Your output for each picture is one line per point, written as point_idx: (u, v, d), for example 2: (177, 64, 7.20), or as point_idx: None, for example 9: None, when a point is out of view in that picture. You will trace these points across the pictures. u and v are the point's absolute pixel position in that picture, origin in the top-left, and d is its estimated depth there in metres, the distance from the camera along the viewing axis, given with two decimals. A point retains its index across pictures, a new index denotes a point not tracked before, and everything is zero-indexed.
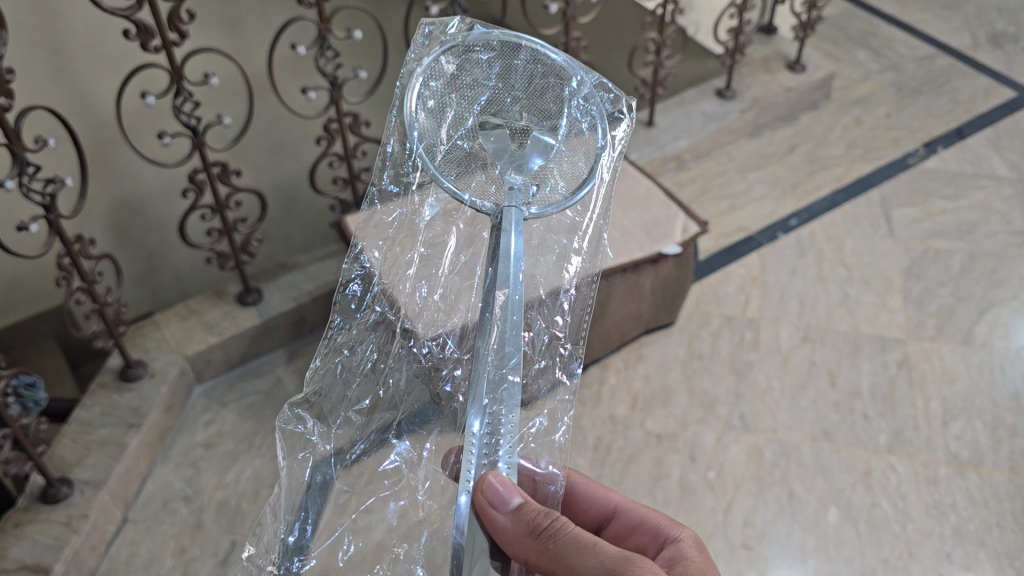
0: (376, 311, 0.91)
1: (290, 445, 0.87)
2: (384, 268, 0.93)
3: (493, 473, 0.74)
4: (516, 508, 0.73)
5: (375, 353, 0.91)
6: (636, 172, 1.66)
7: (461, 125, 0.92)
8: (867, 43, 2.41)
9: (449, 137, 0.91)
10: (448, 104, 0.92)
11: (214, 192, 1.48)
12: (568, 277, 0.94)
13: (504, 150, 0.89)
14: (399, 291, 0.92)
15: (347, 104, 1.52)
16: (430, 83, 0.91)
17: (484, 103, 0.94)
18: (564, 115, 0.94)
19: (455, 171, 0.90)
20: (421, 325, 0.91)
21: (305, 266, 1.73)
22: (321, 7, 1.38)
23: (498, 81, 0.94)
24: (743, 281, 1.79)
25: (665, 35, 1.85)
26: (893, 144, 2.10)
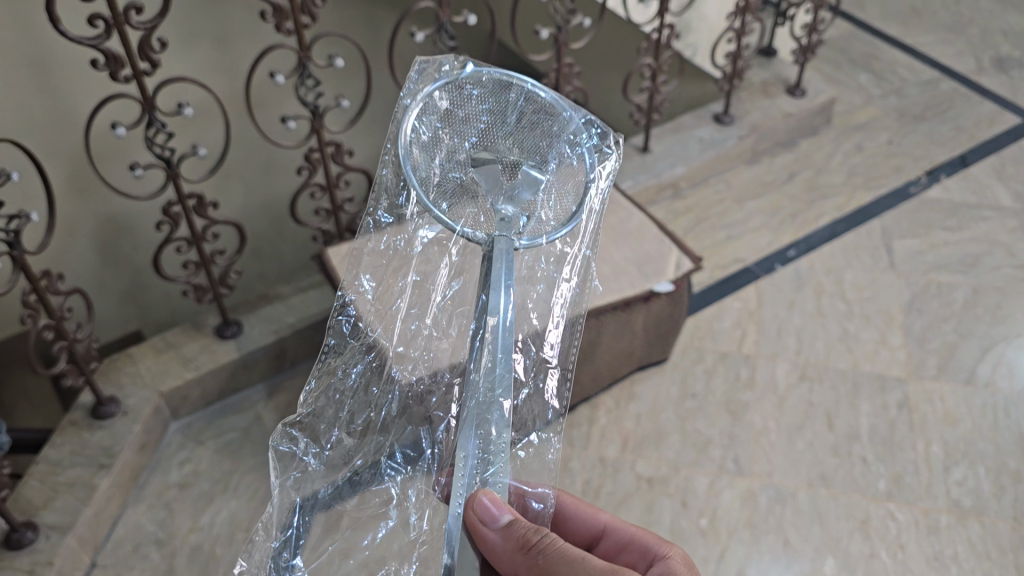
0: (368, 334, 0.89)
1: (284, 464, 0.85)
2: (379, 292, 0.92)
3: (484, 491, 0.75)
4: (505, 525, 0.74)
5: (367, 376, 0.88)
6: (628, 203, 1.60)
7: (453, 157, 0.88)
8: (869, 66, 2.36)
9: (442, 171, 0.87)
10: (440, 138, 0.88)
11: (191, 224, 1.43)
12: (558, 307, 0.92)
13: (495, 181, 0.85)
14: (391, 317, 0.90)
15: (329, 133, 1.47)
16: (423, 119, 0.86)
17: (478, 137, 0.89)
18: (553, 149, 0.90)
19: (448, 202, 0.86)
20: (415, 351, 0.90)
21: (288, 297, 1.68)
22: (301, 34, 1.33)
23: (491, 117, 0.89)
24: (739, 316, 1.74)
25: (661, 60, 1.79)
26: (894, 171, 2.05)
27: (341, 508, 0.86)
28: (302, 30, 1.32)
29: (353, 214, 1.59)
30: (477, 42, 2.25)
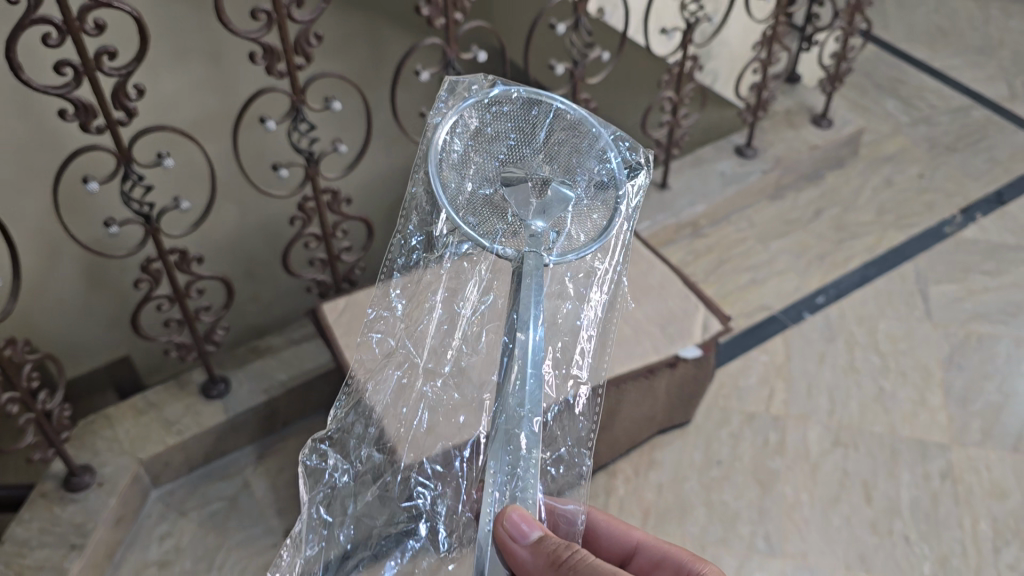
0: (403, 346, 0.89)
1: (314, 480, 0.85)
2: (412, 304, 0.90)
3: (515, 506, 0.71)
4: (534, 545, 0.71)
5: (395, 395, 0.89)
6: (649, 253, 1.48)
7: (483, 176, 0.85)
8: (897, 91, 2.23)
9: (471, 193, 0.83)
10: (470, 156, 0.84)
11: (173, 281, 1.29)
12: (586, 325, 0.91)
13: (525, 199, 0.83)
14: (421, 331, 0.89)
15: (325, 180, 1.34)
16: (453, 137, 0.83)
17: (506, 154, 0.86)
18: (583, 167, 0.87)
19: (478, 219, 0.83)
20: (444, 366, 0.90)
21: (279, 350, 1.55)
22: (295, 76, 1.20)
23: (519, 135, 0.86)
24: (766, 371, 1.61)
25: (682, 93, 1.66)
26: (927, 209, 1.93)
27: (370, 524, 0.86)
28: (296, 71, 1.19)
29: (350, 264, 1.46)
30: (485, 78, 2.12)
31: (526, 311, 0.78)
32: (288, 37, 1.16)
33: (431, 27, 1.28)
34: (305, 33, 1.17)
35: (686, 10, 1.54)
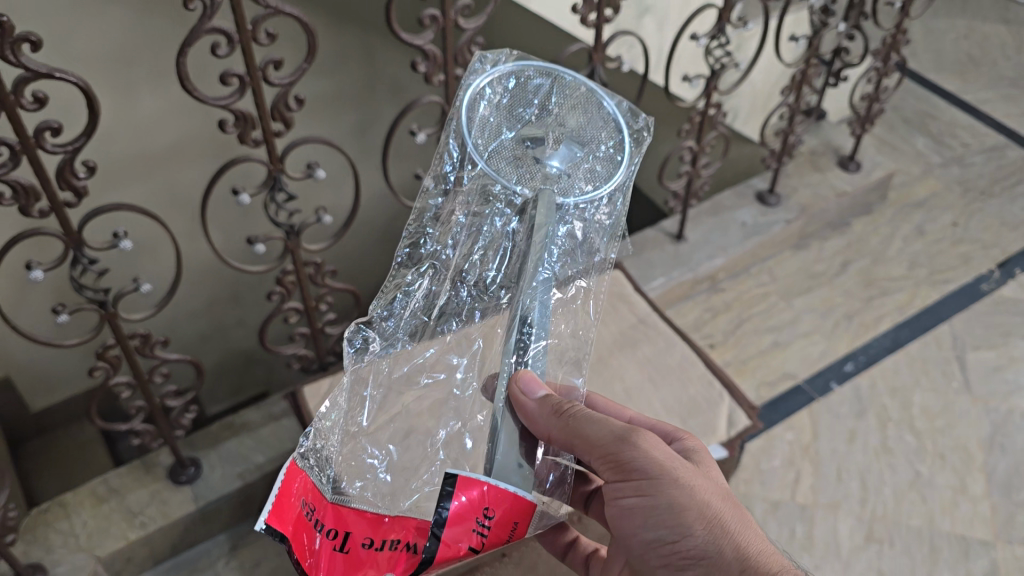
0: (424, 281, 0.90)
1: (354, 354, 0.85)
2: (433, 234, 0.92)
3: (526, 370, 0.78)
4: (542, 398, 0.76)
5: (425, 300, 0.90)
6: (670, 331, 1.34)
7: (505, 131, 0.87)
8: (927, 126, 2.08)
9: (496, 147, 0.86)
10: (494, 118, 0.87)
11: (134, 366, 1.15)
12: (596, 255, 0.92)
13: (540, 151, 0.87)
14: (450, 241, 0.92)
15: (306, 253, 1.19)
16: (480, 103, 0.86)
17: (523, 115, 0.88)
18: (595, 129, 0.88)
19: (506, 166, 0.86)
20: (469, 273, 0.91)
21: (258, 426, 1.41)
22: (271, 144, 1.04)
23: (539, 100, 0.88)
24: (792, 451, 1.48)
25: (704, 142, 1.51)
26: (962, 262, 1.79)
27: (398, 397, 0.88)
28: (273, 138, 1.04)
29: (334, 336, 1.33)
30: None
31: (541, 249, 0.83)
32: (264, 102, 1.01)
33: (429, 84, 1.12)
34: (283, 96, 1.02)
35: (711, 55, 1.39)
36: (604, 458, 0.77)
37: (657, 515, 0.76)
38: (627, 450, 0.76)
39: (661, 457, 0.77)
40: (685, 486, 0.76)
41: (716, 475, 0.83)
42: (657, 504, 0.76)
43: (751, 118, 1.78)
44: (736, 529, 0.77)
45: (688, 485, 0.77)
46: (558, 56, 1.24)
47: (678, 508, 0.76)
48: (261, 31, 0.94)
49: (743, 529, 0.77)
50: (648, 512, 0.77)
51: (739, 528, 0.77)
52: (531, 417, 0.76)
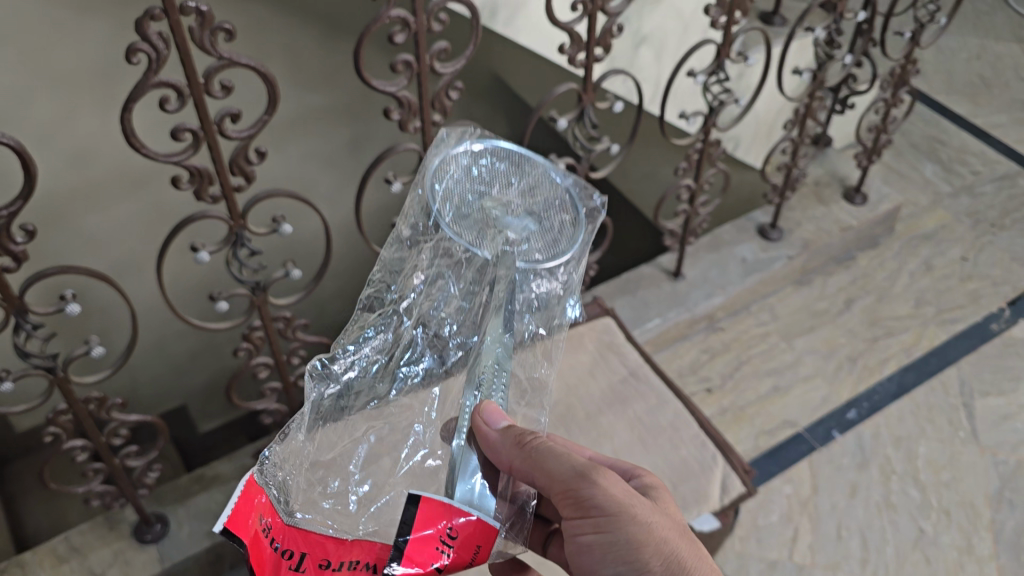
0: (371, 347, 0.71)
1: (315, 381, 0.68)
2: (387, 292, 0.72)
3: (489, 401, 0.69)
4: (505, 430, 0.67)
5: (372, 363, 0.71)
6: (661, 385, 1.26)
7: (467, 197, 0.71)
8: (936, 153, 2.01)
9: (459, 209, 0.70)
10: (462, 180, 0.71)
11: (89, 429, 1.09)
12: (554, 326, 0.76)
13: (507, 220, 0.71)
14: (405, 307, 0.72)
15: (274, 308, 1.12)
16: (445, 168, 0.70)
17: (492, 185, 0.72)
18: (562, 201, 0.73)
19: (467, 231, 0.70)
20: (421, 340, 0.73)
21: (229, 479, 1.34)
22: (231, 200, 0.97)
23: (504, 174, 0.73)
24: (790, 506, 1.40)
25: (702, 181, 1.44)
26: (971, 300, 1.71)
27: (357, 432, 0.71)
28: (233, 194, 0.97)
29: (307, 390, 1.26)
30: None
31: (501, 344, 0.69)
32: (221, 156, 0.93)
33: (404, 131, 1.04)
34: (243, 149, 0.94)
35: (710, 92, 1.32)
36: (562, 495, 0.68)
37: (614, 554, 0.68)
38: (587, 487, 0.68)
39: (622, 496, 0.68)
40: (645, 523, 0.68)
41: (672, 511, 0.75)
42: (615, 543, 0.68)
43: (754, 147, 1.70)
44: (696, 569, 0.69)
45: (647, 522, 0.69)
46: (545, 99, 1.14)
47: (638, 547, 0.68)
48: (214, 84, 0.86)
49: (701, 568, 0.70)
50: (605, 551, 0.69)
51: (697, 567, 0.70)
52: (492, 448, 0.67)
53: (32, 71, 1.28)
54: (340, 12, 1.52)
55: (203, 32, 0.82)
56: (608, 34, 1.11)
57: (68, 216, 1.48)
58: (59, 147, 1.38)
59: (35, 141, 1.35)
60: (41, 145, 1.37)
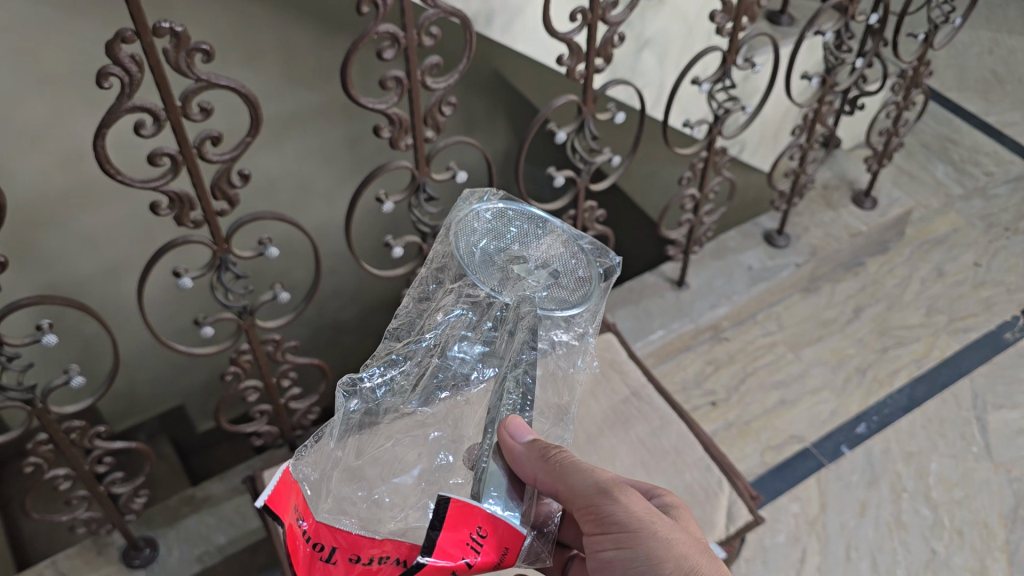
0: (399, 372, 0.72)
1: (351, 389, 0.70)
2: (411, 330, 0.73)
3: (515, 415, 0.68)
4: (529, 444, 0.65)
5: (399, 386, 0.72)
6: (663, 404, 1.21)
7: (488, 249, 0.72)
8: (948, 153, 1.95)
9: (482, 260, 0.71)
10: (484, 238, 0.72)
11: (71, 460, 1.05)
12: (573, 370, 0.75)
13: (528, 274, 0.71)
14: (439, 332, 0.72)
15: (262, 331, 1.08)
16: (470, 225, 0.72)
17: (514, 242, 0.73)
18: (581, 261, 0.73)
19: (489, 280, 0.70)
20: (450, 367, 0.73)
21: (220, 499, 1.30)
22: (214, 224, 0.93)
23: (527, 229, 0.73)
24: (797, 526, 1.36)
25: (706, 190, 1.39)
26: (984, 308, 1.66)
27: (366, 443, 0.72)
28: (215, 218, 0.93)
29: (298, 411, 1.24)
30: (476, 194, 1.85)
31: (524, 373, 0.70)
32: (202, 180, 0.89)
33: (395, 148, 1.00)
34: (225, 172, 0.89)
35: (715, 100, 1.27)
36: (584, 510, 0.67)
37: (635, 571, 0.66)
38: (606, 502, 0.65)
39: (643, 511, 0.66)
40: (666, 540, 0.66)
41: (694, 529, 0.73)
42: (636, 561, 0.66)
43: (760, 150, 1.66)
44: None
45: (667, 538, 0.66)
46: (545, 111, 1.09)
47: (658, 564, 0.65)
48: (192, 106, 0.81)
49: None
50: (625, 568, 0.67)
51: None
52: (516, 463, 0.65)
53: (21, 69, 1.23)
54: (329, 8, 1.45)
55: (178, 54, 0.77)
56: (609, 44, 1.06)
57: (59, 219, 1.42)
58: (49, 149, 1.32)
59: (27, 141, 1.30)
60: (31, 147, 1.31)
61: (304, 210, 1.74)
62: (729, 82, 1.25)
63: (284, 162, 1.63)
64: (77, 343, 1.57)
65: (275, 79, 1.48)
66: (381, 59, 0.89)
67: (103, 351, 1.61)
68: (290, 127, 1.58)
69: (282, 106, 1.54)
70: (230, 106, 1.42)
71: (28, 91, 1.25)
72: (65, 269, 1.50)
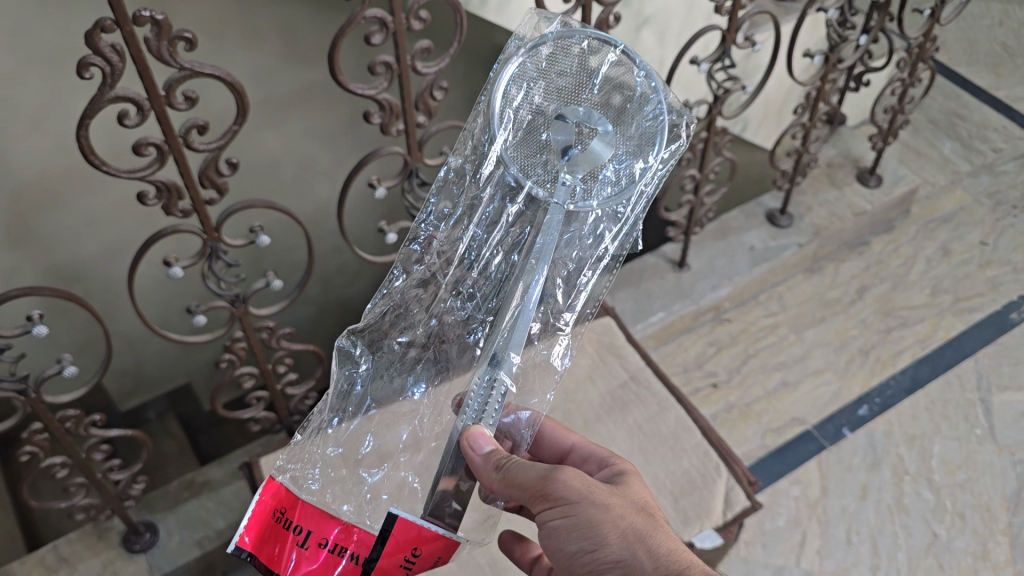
0: (420, 293, 0.85)
1: (342, 361, 0.84)
2: (445, 227, 0.84)
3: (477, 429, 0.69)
4: (488, 452, 0.68)
5: (415, 309, 0.85)
6: (663, 389, 1.20)
7: (536, 111, 0.78)
8: (956, 130, 1.92)
9: (527, 124, 0.77)
10: (535, 94, 0.77)
11: (68, 449, 1.05)
12: (587, 268, 0.84)
13: (572, 140, 0.75)
14: (456, 244, 0.84)
15: (256, 318, 1.08)
16: (523, 80, 0.76)
17: (565, 91, 0.78)
18: (629, 125, 0.80)
19: (524, 150, 0.78)
20: (468, 285, 0.85)
21: (220, 483, 1.31)
22: (203, 214, 0.92)
23: (578, 85, 0.79)
24: (797, 509, 1.36)
25: (707, 170, 1.37)
26: (990, 288, 1.64)
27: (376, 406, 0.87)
28: (205, 207, 0.92)
29: (296, 396, 1.24)
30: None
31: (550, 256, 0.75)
32: (190, 170, 0.87)
33: (386, 134, 0.99)
34: (213, 161, 0.88)
35: (714, 80, 1.24)
36: (528, 499, 0.68)
37: (580, 540, 0.66)
38: (549, 484, 0.67)
39: (579, 483, 0.68)
40: (602, 503, 0.67)
41: (642, 493, 0.73)
42: (580, 528, 0.66)
43: (763, 128, 1.63)
44: (658, 537, 0.67)
45: (609, 505, 0.67)
46: None
47: (598, 526, 0.66)
48: (177, 95, 0.80)
49: (665, 536, 0.67)
50: (573, 537, 0.67)
51: (661, 536, 0.67)
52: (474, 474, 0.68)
53: (19, 50, 1.21)
54: None
55: (160, 42, 0.76)
56: (603, 25, 1.04)
57: (58, 206, 1.41)
58: (50, 130, 1.31)
59: (27, 122, 1.28)
60: (30, 132, 1.30)
61: (306, 191, 1.73)
62: (728, 61, 1.23)
63: (285, 144, 1.61)
64: (76, 337, 1.57)
65: (275, 59, 1.46)
66: (369, 44, 0.88)
67: (101, 346, 1.62)
68: (289, 110, 1.56)
69: (283, 87, 1.51)
70: (213, 95, 1.37)
71: (27, 71, 1.23)
72: (68, 253, 1.49)
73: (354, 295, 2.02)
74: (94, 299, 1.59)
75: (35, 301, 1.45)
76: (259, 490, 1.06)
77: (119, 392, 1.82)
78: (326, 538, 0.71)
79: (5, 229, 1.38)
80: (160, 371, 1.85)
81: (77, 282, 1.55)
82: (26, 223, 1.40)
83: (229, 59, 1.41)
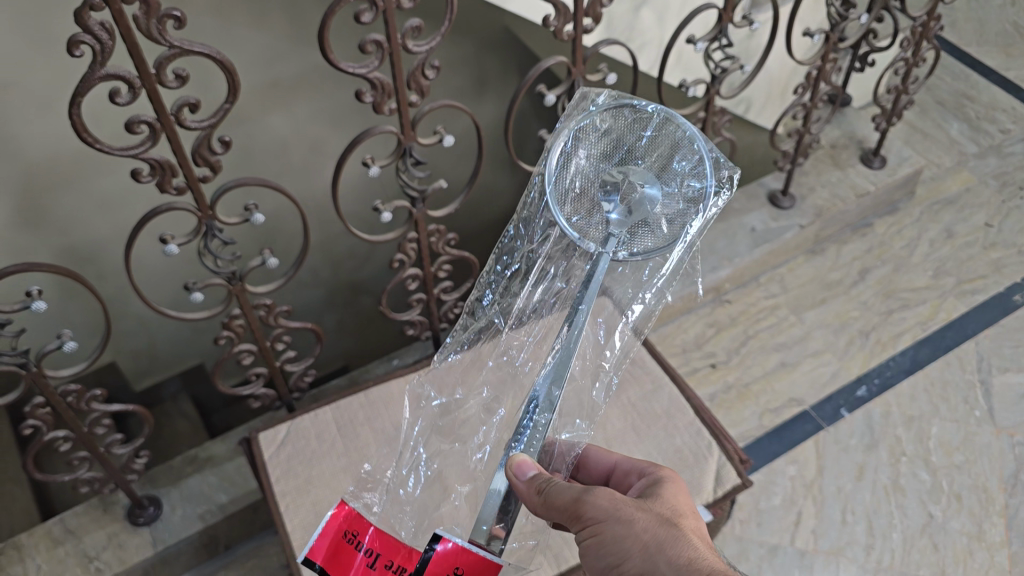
0: (480, 336, 0.96)
1: (416, 404, 0.95)
2: (504, 280, 0.95)
3: (521, 457, 0.71)
4: (531, 476, 0.69)
5: (475, 349, 0.95)
6: (657, 367, 1.20)
7: (591, 174, 0.81)
8: (964, 110, 1.91)
9: (582, 185, 0.81)
10: (591, 156, 0.81)
11: (70, 423, 1.07)
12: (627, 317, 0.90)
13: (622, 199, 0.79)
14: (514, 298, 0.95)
15: (253, 296, 1.10)
16: (578, 149, 0.81)
17: (617, 157, 0.82)
18: (676, 185, 0.81)
19: (576, 210, 0.81)
20: (516, 328, 0.93)
21: (223, 458, 1.33)
22: (197, 191, 0.93)
23: (630, 150, 0.82)
24: (793, 489, 1.36)
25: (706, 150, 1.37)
26: (994, 270, 1.63)
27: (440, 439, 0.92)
28: (198, 184, 0.93)
29: (294, 374, 1.26)
30: (468, 156, 1.87)
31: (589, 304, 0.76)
32: (181, 148, 0.89)
33: (378, 113, 0.99)
34: (205, 139, 0.89)
35: (712, 59, 1.24)
36: (564, 519, 0.69)
37: (605, 558, 0.67)
38: (581, 503, 0.68)
39: (608, 501, 0.68)
40: (626, 520, 0.67)
41: (676, 503, 0.72)
42: (607, 546, 0.67)
43: (766, 110, 1.63)
44: (680, 548, 0.65)
45: (636, 522, 0.67)
46: (531, 71, 1.07)
47: (622, 541, 0.66)
48: (167, 73, 0.81)
49: (690, 546, 0.66)
50: (600, 554, 0.67)
51: (683, 545, 0.66)
52: (522, 498, 0.69)
53: (26, 32, 1.22)
54: None
55: (149, 21, 0.77)
56: (596, 4, 1.04)
57: (68, 188, 1.43)
58: (60, 111, 1.33)
59: (35, 103, 1.30)
60: (41, 113, 1.31)
61: (315, 175, 1.74)
62: (726, 40, 1.22)
63: (293, 126, 1.62)
64: (82, 318, 1.59)
65: (281, 42, 1.47)
66: (358, 22, 0.87)
67: (102, 328, 1.63)
68: (295, 93, 1.57)
69: (290, 71, 1.52)
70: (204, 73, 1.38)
71: (34, 52, 1.25)
72: (81, 234, 1.51)
73: (363, 279, 2.04)
74: (106, 281, 1.60)
75: (42, 280, 1.48)
76: (258, 466, 1.08)
77: (131, 372, 1.84)
78: (391, 559, 0.70)
79: (17, 210, 1.40)
80: (170, 353, 1.87)
81: (90, 264, 1.55)
82: (37, 204, 1.42)
83: (234, 40, 1.42)
